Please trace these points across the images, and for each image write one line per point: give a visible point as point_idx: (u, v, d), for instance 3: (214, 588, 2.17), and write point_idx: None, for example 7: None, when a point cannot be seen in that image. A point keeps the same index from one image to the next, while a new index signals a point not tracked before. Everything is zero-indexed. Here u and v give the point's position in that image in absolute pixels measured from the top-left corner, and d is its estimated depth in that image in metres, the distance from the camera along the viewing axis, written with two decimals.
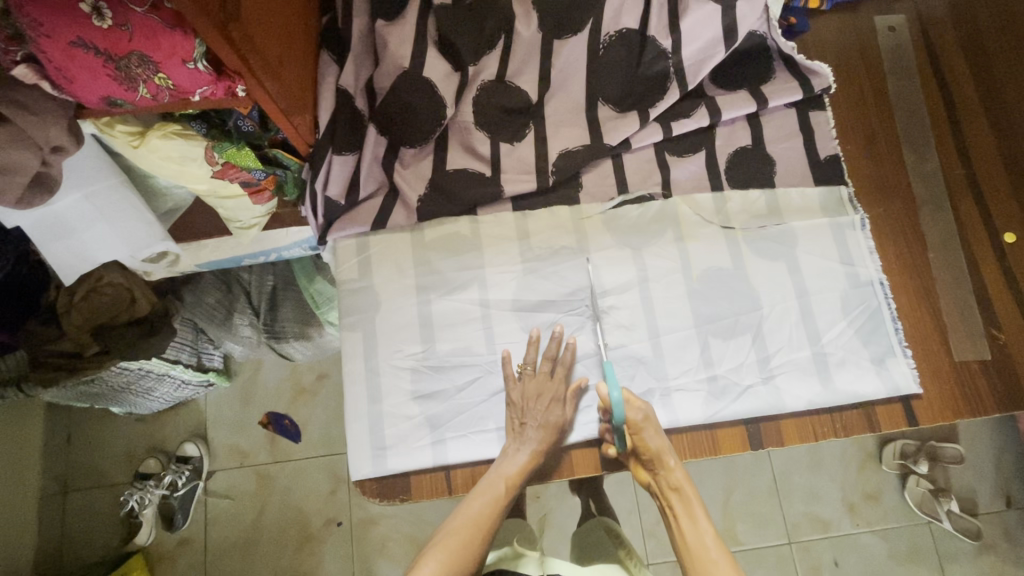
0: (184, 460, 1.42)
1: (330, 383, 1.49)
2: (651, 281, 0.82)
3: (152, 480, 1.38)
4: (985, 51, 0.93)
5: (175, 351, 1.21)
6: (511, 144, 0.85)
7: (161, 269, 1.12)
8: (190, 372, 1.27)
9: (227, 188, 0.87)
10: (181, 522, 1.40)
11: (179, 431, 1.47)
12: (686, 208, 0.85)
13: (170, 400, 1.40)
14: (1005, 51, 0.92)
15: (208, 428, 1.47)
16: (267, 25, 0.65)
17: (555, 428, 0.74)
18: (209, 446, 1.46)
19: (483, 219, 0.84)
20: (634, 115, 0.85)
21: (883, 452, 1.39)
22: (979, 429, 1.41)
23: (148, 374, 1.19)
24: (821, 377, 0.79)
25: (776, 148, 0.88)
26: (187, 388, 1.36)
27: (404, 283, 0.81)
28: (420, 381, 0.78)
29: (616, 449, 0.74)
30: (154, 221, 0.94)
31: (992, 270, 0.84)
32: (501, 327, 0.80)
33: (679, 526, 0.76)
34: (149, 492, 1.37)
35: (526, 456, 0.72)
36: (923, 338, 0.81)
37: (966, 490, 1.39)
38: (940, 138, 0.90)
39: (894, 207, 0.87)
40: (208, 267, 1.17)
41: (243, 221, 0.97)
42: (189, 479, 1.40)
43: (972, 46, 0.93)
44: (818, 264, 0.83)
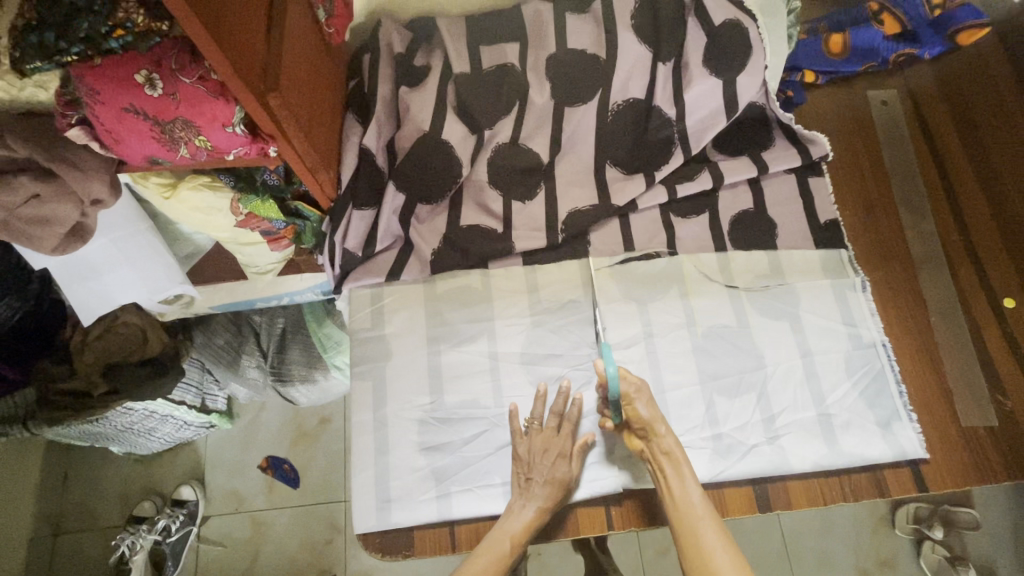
0: (179, 504, 1.39)
1: (332, 427, 1.49)
2: (656, 336, 0.84)
3: (145, 524, 1.34)
4: (974, 124, 0.98)
5: (180, 392, 1.22)
6: (522, 202, 0.89)
7: (174, 311, 1.16)
8: (193, 413, 1.28)
9: (248, 236, 0.91)
10: (171, 568, 1.36)
11: (177, 472, 1.46)
12: (691, 265, 0.88)
13: (169, 441, 1.39)
14: (993, 125, 0.97)
15: (206, 472, 1.46)
16: (301, 95, 0.70)
17: (561, 485, 0.73)
18: (205, 490, 1.44)
19: (494, 273, 0.86)
20: (641, 178, 0.90)
21: (896, 516, 1.36)
22: (994, 495, 1.38)
23: (151, 416, 1.20)
24: (827, 439, 0.79)
25: (777, 212, 0.92)
26: (188, 429, 1.36)
27: (416, 333, 0.82)
28: (428, 433, 0.77)
29: (613, 422, 0.75)
30: (173, 265, 0.97)
31: (993, 334, 0.85)
32: (510, 380, 0.80)
33: (668, 487, 0.71)
34: (141, 537, 1.32)
35: (532, 513, 0.71)
36: (929, 404, 0.82)
37: (983, 558, 1.35)
38: (935, 205, 0.93)
39: (893, 270, 0.89)
40: (221, 309, 1.19)
41: (260, 266, 1.01)
42: (183, 524, 1.37)
43: (962, 119, 0.98)
44: (820, 324, 0.85)
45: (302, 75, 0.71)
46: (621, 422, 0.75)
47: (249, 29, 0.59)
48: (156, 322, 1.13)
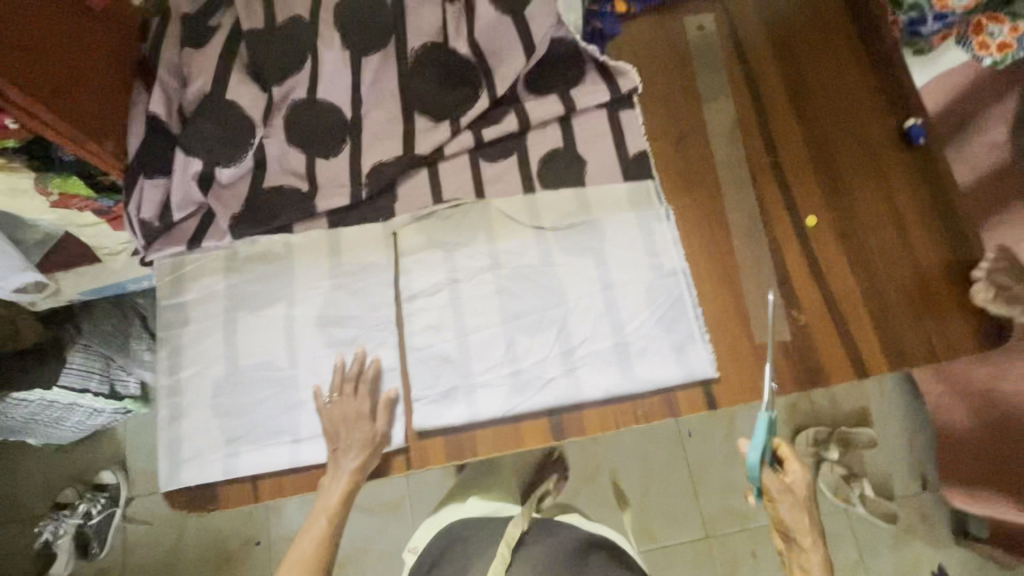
0: (101, 488, 1.43)
1: None
2: (461, 283, 0.85)
3: (67, 510, 1.39)
4: (794, 48, 0.96)
5: (80, 379, 1.19)
6: (326, 159, 0.88)
7: (43, 299, 1.08)
8: (101, 400, 1.26)
9: (82, 218, 0.87)
10: (97, 550, 1.40)
11: (100, 458, 1.48)
12: (498, 211, 0.88)
13: (84, 430, 1.41)
14: (812, 51, 0.96)
15: (128, 455, 1.48)
16: (52, 66, 0.70)
17: (373, 445, 0.76)
18: (128, 473, 1.46)
19: (297, 237, 0.87)
20: (446, 126, 0.90)
21: (798, 440, 1.40)
22: (886, 412, 1.41)
23: (52, 405, 1.20)
24: (622, 367, 0.81)
25: (588, 149, 0.91)
26: (102, 416, 1.36)
27: (215, 305, 0.84)
28: (222, 398, 0.80)
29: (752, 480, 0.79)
30: (14, 256, 0.94)
31: (795, 256, 0.86)
32: (305, 342, 0.82)
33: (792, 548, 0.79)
34: (64, 522, 1.38)
35: (348, 478, 0.75)
36: (725, 326, 0.83)
37: (880, 475, 1.39)
38: (746, 129, 0.92)
39: (700, 198, 0.89)
40: (96, 295, 1.13)
41: (111, 247, 1.01)
42: (106, 507, 1.40)
43: (783, 44, 0.97)
44: (623, 256, 0.86)
45: (50, 43, 0.70)
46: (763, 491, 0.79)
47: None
48: (25, 312, 1.07)
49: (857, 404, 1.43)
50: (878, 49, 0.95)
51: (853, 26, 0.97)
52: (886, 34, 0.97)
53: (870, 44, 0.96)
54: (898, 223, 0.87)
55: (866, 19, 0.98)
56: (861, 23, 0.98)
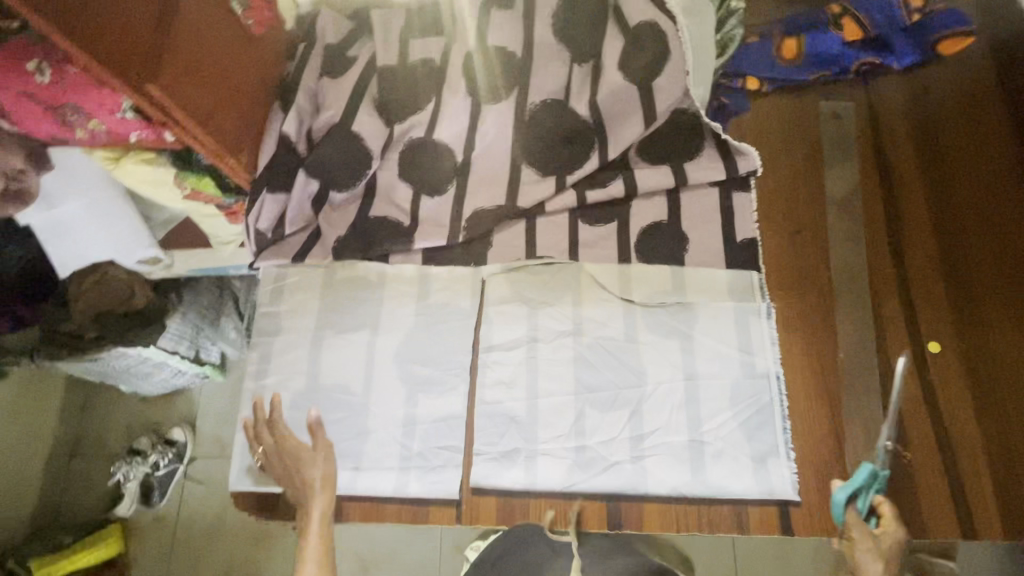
0: (170, 443, 1.43)
1: None
2: (540, 343, 0.84)
3: (139, 456, 1.39)
4: (942, 153, 0.88)
5: (172, 342, 1.24)
6: (431, 198, 0.91)
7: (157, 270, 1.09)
8: (185, 363, 1.30)
9: (204, 210, 0.90)
10: (158, 499, 1.41)
11: (173, 414, 1.49)
12: (589, 276, 0.87)
13: (166, 386, 1.43)
14: (963, 160, 0.87)
15: (198, 416, 1.48)
16: (221, 89, 0.79)
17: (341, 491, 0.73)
18: (197, 432, 1.47)
19: (391, 268, 0.89)
20: (551, 182, 0.90)
21: None
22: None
23: (147, 360, 1.24)
24: (694, 467, 0.76)
25: (693, 227, 0.88)
26: (183, 377, 1.39)
27: (307, 319, 0.88)
28: (298, 413, 0.83)
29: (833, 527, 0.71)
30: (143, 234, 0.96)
31: (908, 384, 0.78)
32: (381, 373, 0.84)
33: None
34: (135, 468, 1.38)
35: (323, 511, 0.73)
36: (815, 445, 0.77)
37: None
38: (872, 230, 0.85)
39: (808, 300, 0.83)
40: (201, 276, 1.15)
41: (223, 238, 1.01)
42: (172, 461, 1.41)
43: (929, 146, 0.88)
44: (712, 347, 0.82)
45: (224, 67, 0.79)
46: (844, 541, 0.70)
47: (142, 28, 0.67)
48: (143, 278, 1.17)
49: None
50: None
51: (1019, 139, 0.87)
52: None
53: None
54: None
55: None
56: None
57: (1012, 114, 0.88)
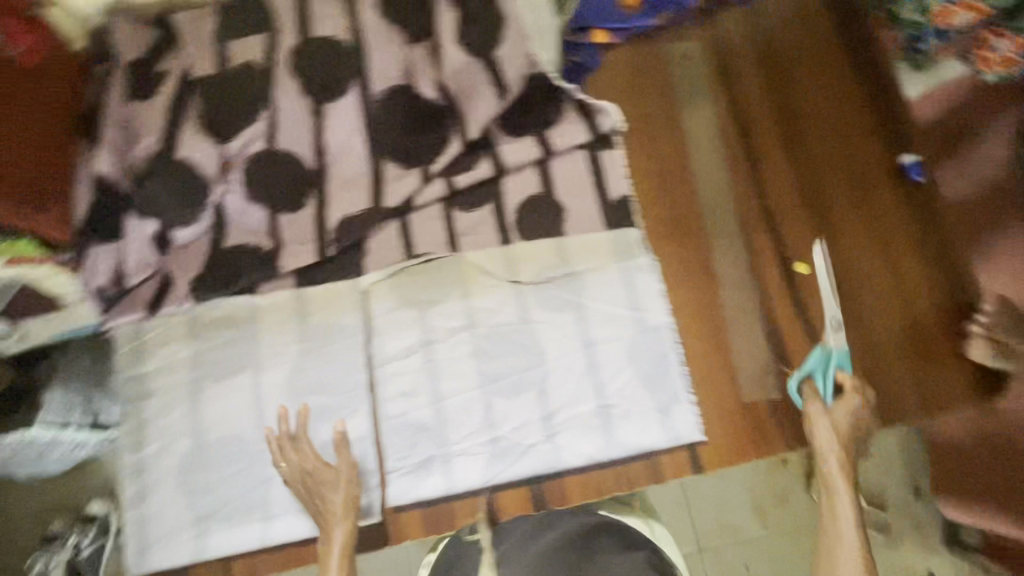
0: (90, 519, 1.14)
1: None
2: (436, 343, 0.81)
3: (57, 540, 1.12)
4: (783, 77, 0.91)
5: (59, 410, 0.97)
6: (291, 214, 0.84)
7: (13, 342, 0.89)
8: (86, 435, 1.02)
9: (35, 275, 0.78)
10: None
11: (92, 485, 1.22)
12: (472, 264, 0.84)
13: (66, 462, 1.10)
14: (804, 80, 0.90)
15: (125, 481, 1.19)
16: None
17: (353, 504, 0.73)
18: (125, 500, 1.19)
19: (262, 299, 0.82)
20: (416, 174, 0.85)
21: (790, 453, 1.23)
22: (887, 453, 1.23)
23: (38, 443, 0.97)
24: (605, 431, 0.78)
25: (567, 195, 0.86)
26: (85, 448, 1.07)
27: (178, 374, 0.80)
28: (191, 477, 0.76)
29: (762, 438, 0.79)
30: None
31: (783, 307, 0.82)
32: (274, 412, 0.79)
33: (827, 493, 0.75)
34: (55, 555, 1.09)
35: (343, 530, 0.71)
36: (712, 384, 0.80)
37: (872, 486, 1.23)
38: (734, 168, 0.87)
39: (686, 246, 0.84)
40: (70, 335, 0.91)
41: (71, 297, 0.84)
42: (96, 539, 1.12)
43: (772, 72, 0.91)
44: (604, 311, 0.82)
45: None
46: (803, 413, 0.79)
47: None
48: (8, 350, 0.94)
49: None
50: (876, 78, 0.90)
51: (850, 52, 0.91)
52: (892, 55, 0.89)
53: (867, 74, 0.90)
54: (893, 269, 0.84)
55: (866, 43, 0.91)
56: (859, 48, 0.91)
57: (841, 28, 0.92)
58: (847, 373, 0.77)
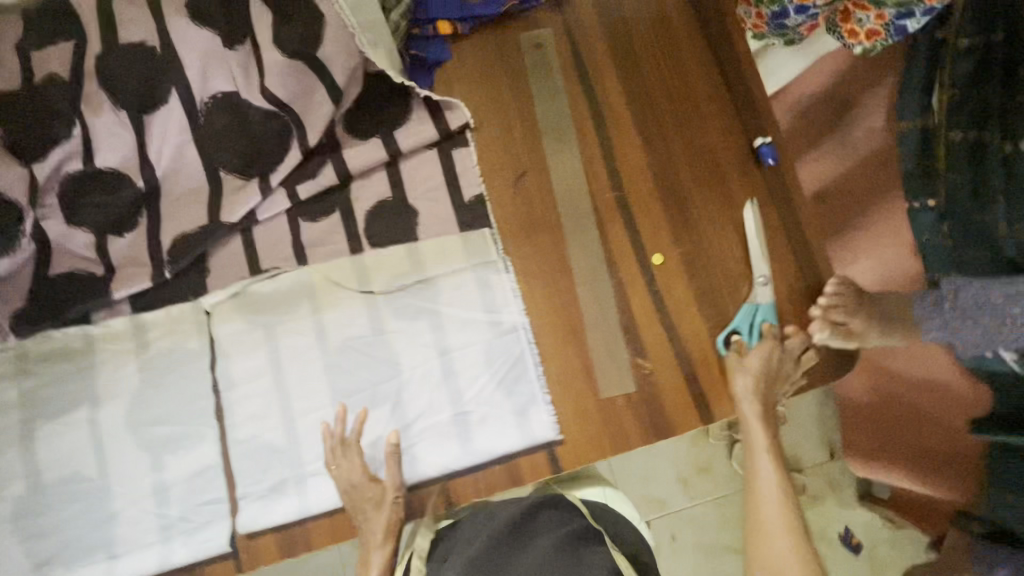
0: None
1: None
2: (285, 362, 0.78)
3: None
4: (638, 68, 0.89)
5: None
6: (120, 236, 0.78)
7: None
8: None
9: None
10: None
11: None
12: (321, 277, 0.81)
13: None
14: (659, 70, 0.89)
15: None
16: None
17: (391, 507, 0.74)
18: None
19: (96, 328, 0.78)
20: (255, 185, 0.80)
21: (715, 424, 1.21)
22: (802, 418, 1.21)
23: None
24: (461, 438, 0.77)
25: (418, 199, 0.83)
26: None
27: (6, 416, 0.75)
28: (27, 522, 0.73)
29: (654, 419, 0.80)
30: None
31: (640, 301, 0.82)
32: (115, 447, 0.75)
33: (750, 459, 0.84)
34: None
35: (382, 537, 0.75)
36: (569, 383, 0.80)
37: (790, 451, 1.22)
38: (590, 160, 0.86)
39: (542, 246, 0.83)
40: None
41: None
42: None
43: (627, 62, 0.89)
44: (459, 317, 0.81)
45: None
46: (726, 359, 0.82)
47: None
48: None
49: None
50: (732, 65, 0.89)
51: (706, 38, 0.89)
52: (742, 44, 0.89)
53: (724, 61, 0.89)
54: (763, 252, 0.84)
55: (721, 29, 0.89)
56: (715, 34, 0.89)
57: (695, 13, 0.90)
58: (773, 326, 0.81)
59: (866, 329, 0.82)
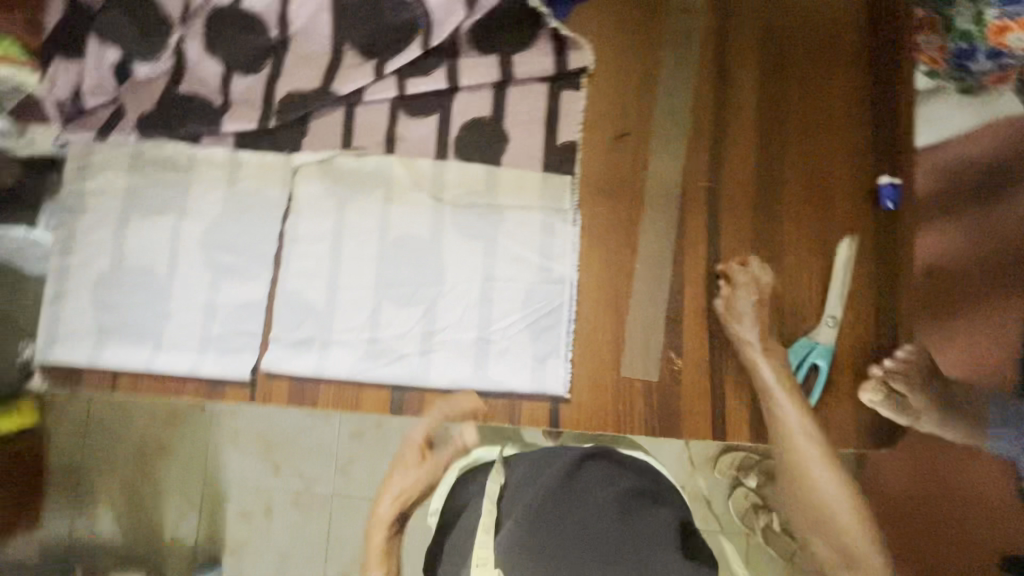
0: None
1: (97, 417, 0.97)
2: (346, 236, 0.83)
3: None
4: (783, 67, 0.82)
5: None
6: (243, 76, 0.85)
7: None
8: None
9: None
10: None
11: None
12: (402, 171, 0.84)
13: None
14: (804, 74, 0.82)
15: None
16: None
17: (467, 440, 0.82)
18: None
19: (201, 151, 0.86)
20: (370, 66, 0.83)
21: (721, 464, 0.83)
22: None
23: None
24: (476, 362, 0.79)
25: (514, 127, 0.83)
26: None
27: (112, 202, 0.85)
28: (102, 293, 0.84)
29: (647, 414, 0.78)
30: None
31: (694, 299, 0.79)
32: (186, 258, 0.84)
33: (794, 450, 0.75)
34: None
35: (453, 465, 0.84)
36: (595, 350, 0.79)
37: None
38: (695, 143, 0.82)
39: (617, 212, 0.81)
40: None
41: None
42: None
43: (773, 58, 0.82)
44: (514, 251, 0.81)
45: None
46: None
47: None
48: None
49: None
50: (886, 96, 0.81)
51: (867, 56, 0.82)
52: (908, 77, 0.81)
53: (879, 89, 0.81)
54: (844, 296, 0.78)
55: (890, 54, 0.81)
56: (880, 58, 0.82)
57: (867, 29, 0.82)
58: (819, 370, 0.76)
59: (929, 410, 0.75)
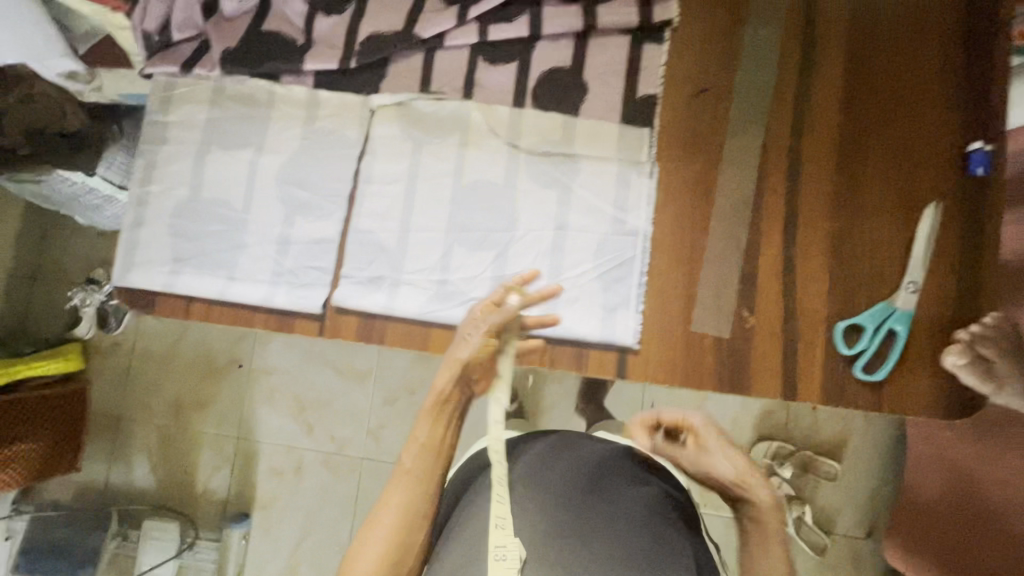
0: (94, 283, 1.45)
1: (239, 371, 1.48)
2: (420, 178, 0.83)
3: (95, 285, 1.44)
4: (871, 29, 0.80)
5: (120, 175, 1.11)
6: (327, 17, 0.86)
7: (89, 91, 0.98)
8: None
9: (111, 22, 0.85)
10: (114, 325, 1.48)
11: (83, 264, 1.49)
12: (479, 116, 0.84)
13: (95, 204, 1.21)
14: (896, 37, 0.80)
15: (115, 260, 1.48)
16: None
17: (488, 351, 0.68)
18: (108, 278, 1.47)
19: (280, 89, 0.87)
20: (453, 10, 0.83)
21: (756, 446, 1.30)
22: (864, 450, 1.31)
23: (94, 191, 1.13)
24: (545, 309, 0.79)
25: (595, 77, 0.83)
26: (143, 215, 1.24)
27: (192, 134, 0.87)
28: (179, 221, 0.86)
29: (718, 370, 0.77)
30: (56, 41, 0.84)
31: (770, 258, 0.78)
32: (261, 192, 0.85)
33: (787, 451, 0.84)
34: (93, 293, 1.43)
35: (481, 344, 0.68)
36: (665, 303, 0.79)
37: (829, 508, 1.30)
38: (778, 103, 0.81)
39: (694, 170, 0.81)
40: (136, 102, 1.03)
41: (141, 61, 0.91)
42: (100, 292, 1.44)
43: (860, 19, 0.81)
44: (588, 201, 0.81)
45: None
46: (851, 359, 0.76)
47: None
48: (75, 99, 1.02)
49: (841, 432, 1.31)
50: (979, 59, 0.78)
51: (964, 20, 0.79)
52: (1008, 36, 0.77)
53: (973, 54, 0.79)
54: (928, 262, 0.76)
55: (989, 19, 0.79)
56: (977, 22, 0.79)
57: None
58: (898, 333, 0.75)
59: (1006, 377, 0.72)
